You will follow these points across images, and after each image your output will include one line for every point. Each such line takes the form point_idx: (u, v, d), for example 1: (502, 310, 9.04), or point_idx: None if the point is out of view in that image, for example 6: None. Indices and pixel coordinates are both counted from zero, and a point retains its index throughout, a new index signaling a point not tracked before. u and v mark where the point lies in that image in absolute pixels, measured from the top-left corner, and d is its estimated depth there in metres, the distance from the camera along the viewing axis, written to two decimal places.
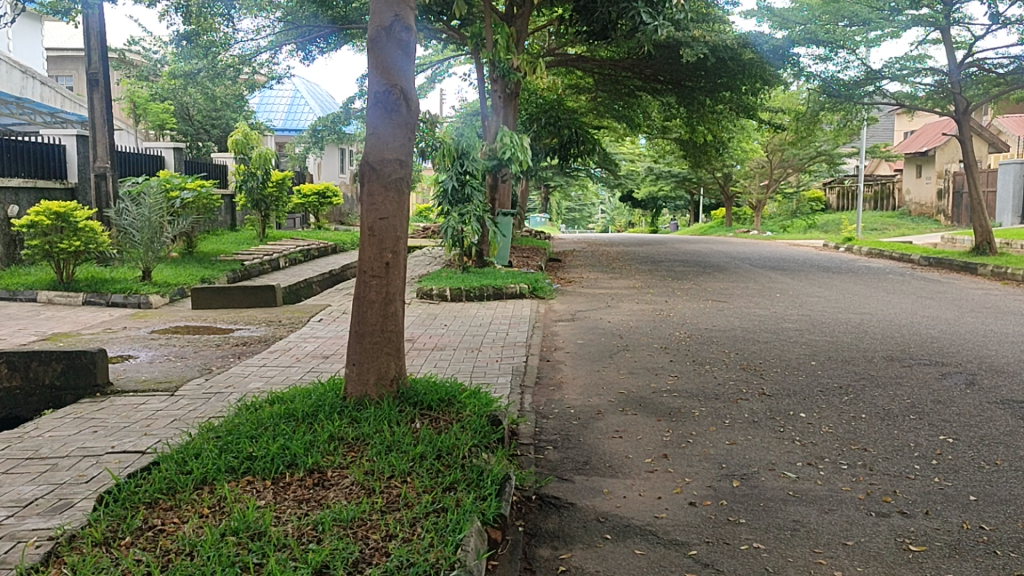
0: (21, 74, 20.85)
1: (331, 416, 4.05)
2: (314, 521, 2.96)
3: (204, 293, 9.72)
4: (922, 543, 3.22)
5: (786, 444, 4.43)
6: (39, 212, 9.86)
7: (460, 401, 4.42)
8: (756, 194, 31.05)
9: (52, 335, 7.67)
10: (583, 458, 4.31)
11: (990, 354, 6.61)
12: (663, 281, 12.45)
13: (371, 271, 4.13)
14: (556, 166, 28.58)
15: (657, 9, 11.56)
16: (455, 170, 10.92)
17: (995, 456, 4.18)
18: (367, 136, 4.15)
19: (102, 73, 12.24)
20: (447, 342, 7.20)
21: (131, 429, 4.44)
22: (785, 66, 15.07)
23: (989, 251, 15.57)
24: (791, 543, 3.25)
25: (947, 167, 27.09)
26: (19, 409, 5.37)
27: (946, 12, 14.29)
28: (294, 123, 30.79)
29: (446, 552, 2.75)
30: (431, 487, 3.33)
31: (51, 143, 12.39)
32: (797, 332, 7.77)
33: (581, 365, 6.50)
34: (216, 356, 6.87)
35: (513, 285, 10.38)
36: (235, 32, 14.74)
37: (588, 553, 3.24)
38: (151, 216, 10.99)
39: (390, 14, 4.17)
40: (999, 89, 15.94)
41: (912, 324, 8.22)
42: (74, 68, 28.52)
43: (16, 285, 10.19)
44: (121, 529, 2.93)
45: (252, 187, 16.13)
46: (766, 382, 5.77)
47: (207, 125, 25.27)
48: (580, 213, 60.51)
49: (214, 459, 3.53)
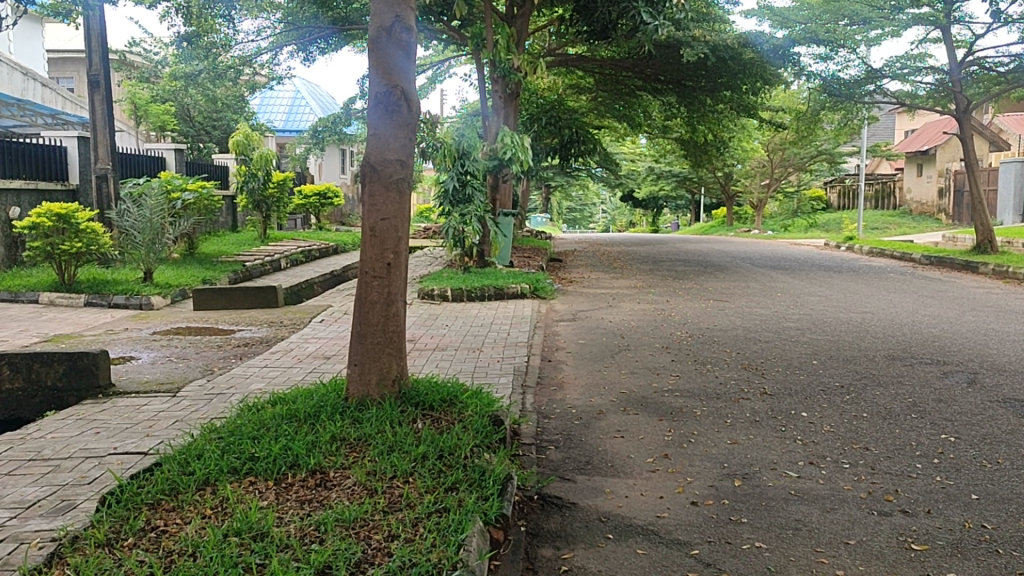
0: (22, 76, 20.86)
1: (333, 415, 4.06)
2: (317, 521, 2.96)
3: (205, 293, 9.73)
4: (924, 542, 3.22)
5: (787, 444, 4.42)
6: (41, 215, 9.88)
7: (462, 401, 4.43)
8: (756, 193, 31.06)
9: (54, 336, 7.68)
10: (585, 457, 4.32)
11: (991, 353, 6.59)
12: (663, 281, 12.45)
13: (373, 272, 4.13)
14: (557, 167, 28.58)
15: (657, 9, 11.62)
16: (455, 170, 10.94)
17: (996, 455, 4.18)
18: (368, 137, 4.16)
19: (102, 74, 12.24)
20: (447, 342, 7.20)
21: (133, 430, 4.45)
22: (786, 65, 15.05)
23: (990, 249, 15.54)
24: (792, 543, 3.25)
25: (947, 166, 27.07)
26: (21, 411, 5.37)
27: (946, 11, 14.31)
28: (295, 124, 30.85)
29: (448, 553, 2.76)
30: (433, 487, 3.33)
31: (51, 145, 12.40)
32: (798, 331, 7.76)
33: (582, 365, 6.51)
34: (218, 356, 6.87)
35: (514, 285, 10.38)
36: (236, 34, 14.78)
37: (590, 553, 3.24)
38: (152, 217, 11.00)
39: (390, 15, 4.17)
40: (999, 88, 15.94)
41: (913, 323, 8.20)
42: (74, 70, 28.55)
43: (17, 287, 10.20)
44: (124, 530, 2.94)
45: (252, 188, 16.13)
46: (766, 382, 5.77)
47: (208, 126, 25.30)
48: (581, 213, 60.50)
49: (216, 459, 3.54)
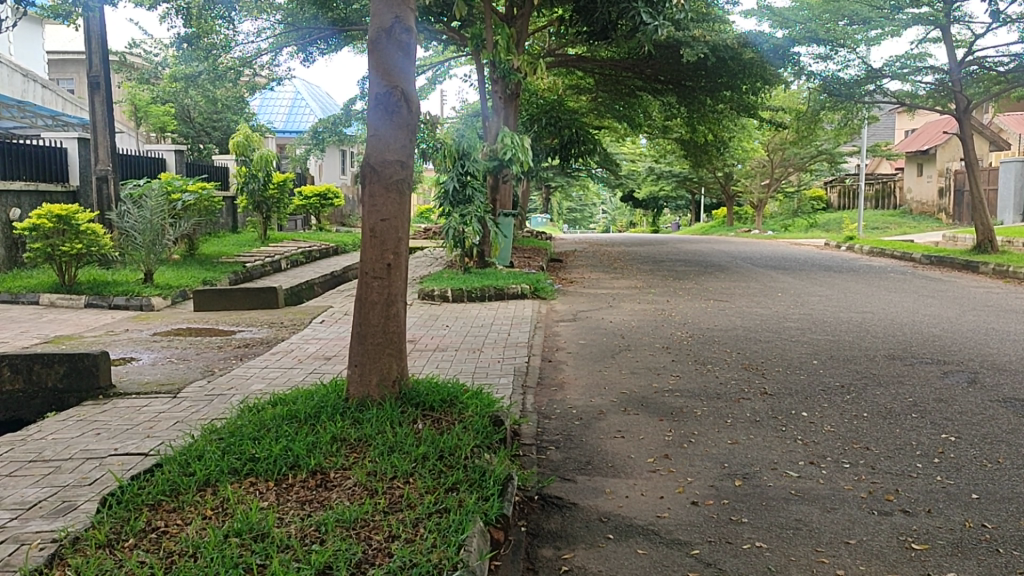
0: (22, 78, 20.85)
1: (334, 416, 4.07)
2: (317, 522, 2.97)
3: (206, 294, 9.72)
4: (924, 542, 3.22)
5: (788, 444, 4.42)
6: (41, 216, 9.88)
7: (462, 401, 4.43)
8: (756, 193, 31.07)
9: (54, 338, 7.69)
10: (585, 457, 4.32)
11: (992, 353, 6.59)
12: (663, 281, 12.46)
13: (373, 273, 4.14)
14: (557, 167, 28.59)
15: (657, 9, 11.65)
16: (455, 171, 10.94)
17: (997, 454, 4.17)
18: (368, 137, 4.16)
19: (102, 76, 12.24)
20: (448, 343, 7.20)
21: (133, 432, 4.45)
22: (786, 65, 15.05)
23: (990, 249, 15.54)
24: (793, 542, 3.25)
25: (948, 165, 27.07)
26: (22, 412, 5.37)
27: (946, 10, 14.31)
28: (295, 125, 30.90)
29: (449, 553, 2.76)
30: (433, 487, 3.33)
31: (51, 147, 12.40)
32: (798, 331, 7.76)
33: (582, 365, 6.52)
34: (218, 357, 6.87)
35: (514, 285, 10.38)
36: (236, 35, 14.78)
37: (591, 553, 3.24)
38: (152, 218, 10.99)
39: (390, 16, 4.18)
40: (999, 87, 15.92)
41: (914, 323, 8.20)
42: (74, 71, 28.56)
43: (18, 288, 10.20)
44: (125, 531, 2.94)
45: (253, 188, 16.15)
46: (767, 382, 5.76)
47: (208, 127, 25.32)
48: (581, 213, 60.53)
49: (217, 460, 3.54)
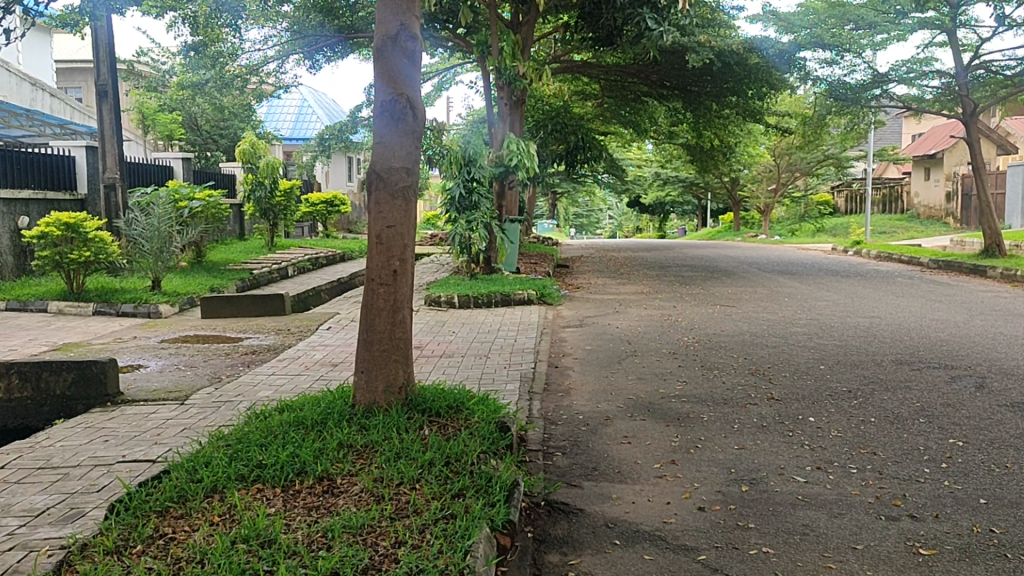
0: (31, 87, 21.07)
1: (340, 422, 4.09)
2: (324, 529, 2.97)
3: (213, 302, 9.74)
4: (932, 547, 3.21)
5: (795, 449, 4.42)
6: (50, 223, 9.98)
7: (469, 407, 4.46)
8: (762, 198, 31.47)
9: (64, 345, 7.73)
10: (592, 463, 4.33)
11: (1000, 357, 6.56)
12: (671, 286, 12.49)
13: (379, 279, 4.14)
14: (564, 173, 28.72)
15: (662, 15, 12.13)
16: (461, 177, 10.92)
17: (1005, 459, 4.16)
18: (374, 145, 4.21)
19: (111, 85, 12.24)
20: (454, 349, 7.24)
21: (142, 438, 4.47)
22: (791, 70, 14.89)
23: (998, 253, 15.36)
24: (801, 548, 3.23)
25: (954, 170, 27.02)
26: (30, 419, 5.42)
27: (952, 14, 14.26)
28: (301, 132, 31.10)
29: (454, 559, 2.76)
30: (440, 494, 3.34)
31: (62, 156, 12.56)
32: (806, 336, 7.73)
33: (589, 370, 6.55)
34: (226, 365, 6.90)
35: (521, 291, 10.37)
36: (243, 42, 14.88)
37: (597, 558, 3.24)
38: (159, 224, 11.11)
39: (396, 23, 4.20)
40: (1006, 90, 15.81)
41: (922, 327, 8.14)
42: (83, 81, 28.95)
43: (27, 295, 10.29)
44: (133, 537, 2.96)
45: (260, 196, 16.25)
46: (773, 387, 5.75)
47: (215, 135, 25.50)
48: (588, 218, 61.16)
49: (225, 467, 3.56)
